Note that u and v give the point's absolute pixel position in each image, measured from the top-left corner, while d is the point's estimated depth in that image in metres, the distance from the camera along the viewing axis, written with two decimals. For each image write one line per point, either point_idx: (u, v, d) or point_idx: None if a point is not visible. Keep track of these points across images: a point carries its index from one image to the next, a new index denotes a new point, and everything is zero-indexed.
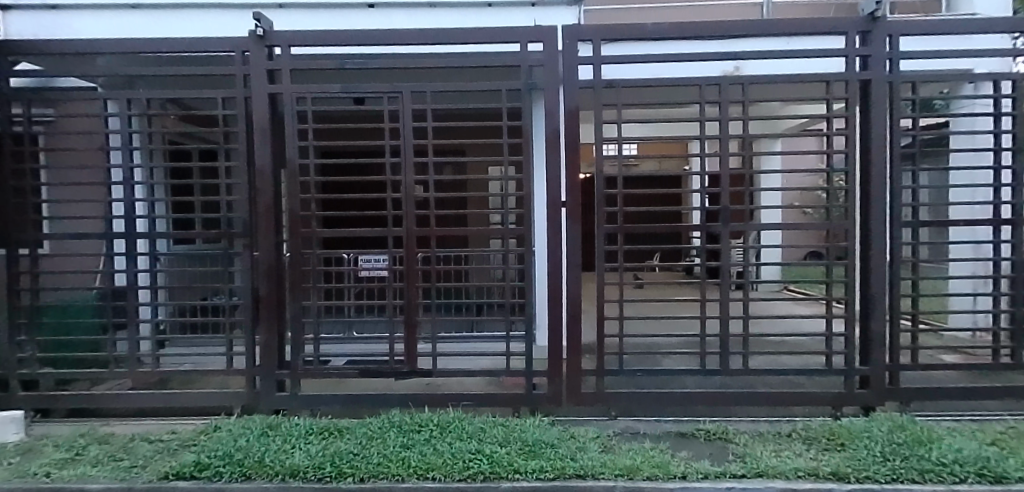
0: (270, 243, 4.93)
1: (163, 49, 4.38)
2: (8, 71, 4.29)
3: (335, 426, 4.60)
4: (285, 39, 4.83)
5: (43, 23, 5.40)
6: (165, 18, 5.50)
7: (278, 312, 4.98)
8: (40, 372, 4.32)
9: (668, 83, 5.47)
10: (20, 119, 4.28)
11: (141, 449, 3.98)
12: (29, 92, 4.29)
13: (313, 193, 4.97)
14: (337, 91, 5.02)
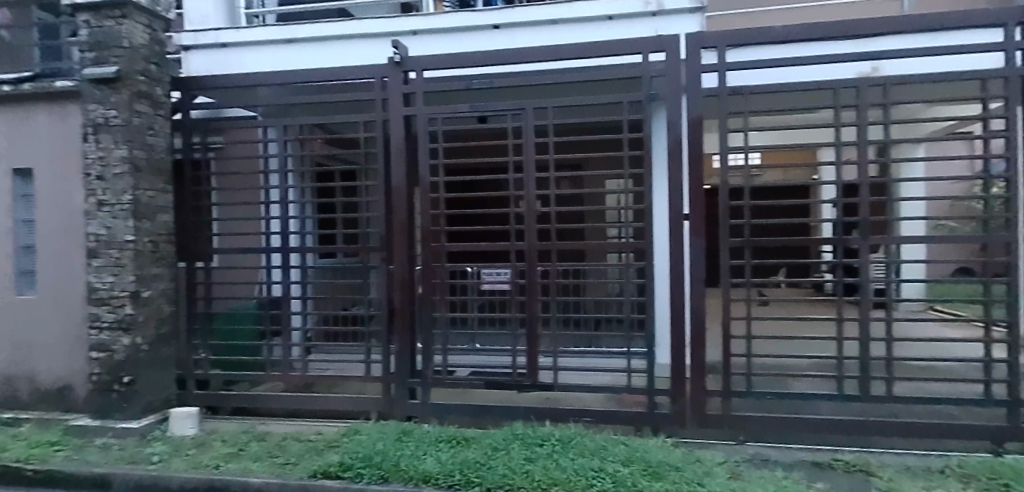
0: (404, 256, 5.22)
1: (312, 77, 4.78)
2: (191, 103, 4.85)
3: (461, 435, 4.73)
4: (420, 64, 5.12)
5: (217, 60, 5.96)
6: (311, 50, 5.93)
7: (409, 322, 5.23)
8: (211, 373, 4.79)
9: (797, 88, 5.16)
10: (199, 147, 4.87)
11: (290, 447, 4.30)
12: (205, 122, 4.84)
13: (442, 209, 5.18)
14: (464, 111, 5.22)
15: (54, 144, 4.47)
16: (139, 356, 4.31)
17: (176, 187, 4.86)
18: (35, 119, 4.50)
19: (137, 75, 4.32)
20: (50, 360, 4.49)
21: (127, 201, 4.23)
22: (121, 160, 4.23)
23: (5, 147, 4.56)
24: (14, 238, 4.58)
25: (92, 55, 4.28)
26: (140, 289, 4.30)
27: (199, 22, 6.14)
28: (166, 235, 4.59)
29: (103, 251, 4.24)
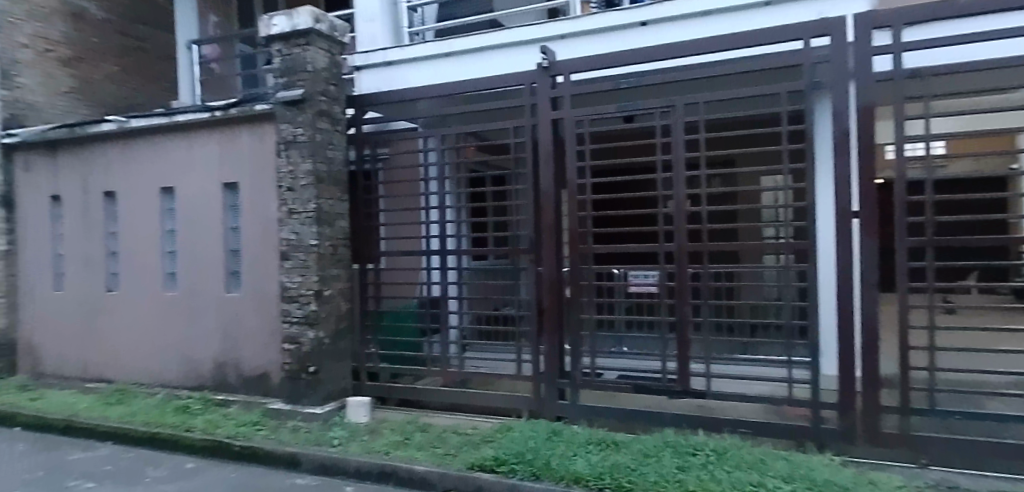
0: (553, 259, 5.30)
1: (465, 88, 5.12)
2: (362, 118, 5.36)
3: (611, 439, 4.71)
4: (568, 67, 5.16)
5: (382, 79, 6.42)
6: (465, 61, 6.19)
7: (559, 324, 5.30)
8: (380, 366, 5.23)
9: (993, 65, 4.47)
10: (370, 159, 5.34)
11: (450, 439, 4.53)
12: (373, 135, 5.33)
13: (590, 210, 5.16)
14: (612, 111, 5.15)
15: (255, 160, 5.11)
16: (322, 348, 4.83)
17: (351, 196, 5.40)
18: (241, 138, 5.17)
19: (319, 95, 4.86)
20: (252, 351, 5.12)
21: (311, 209, 4.80)
22: (307, 173, 4.81)
23: (218, 164, 5.28)
24: (224, 242, 5.28)
25: (283, 80, 4.91)
26: (322, 288, 4.84)
27: (369, 42, 6.59)
28: (342, 239, 5.09)
29: (293, 254, 4.84)
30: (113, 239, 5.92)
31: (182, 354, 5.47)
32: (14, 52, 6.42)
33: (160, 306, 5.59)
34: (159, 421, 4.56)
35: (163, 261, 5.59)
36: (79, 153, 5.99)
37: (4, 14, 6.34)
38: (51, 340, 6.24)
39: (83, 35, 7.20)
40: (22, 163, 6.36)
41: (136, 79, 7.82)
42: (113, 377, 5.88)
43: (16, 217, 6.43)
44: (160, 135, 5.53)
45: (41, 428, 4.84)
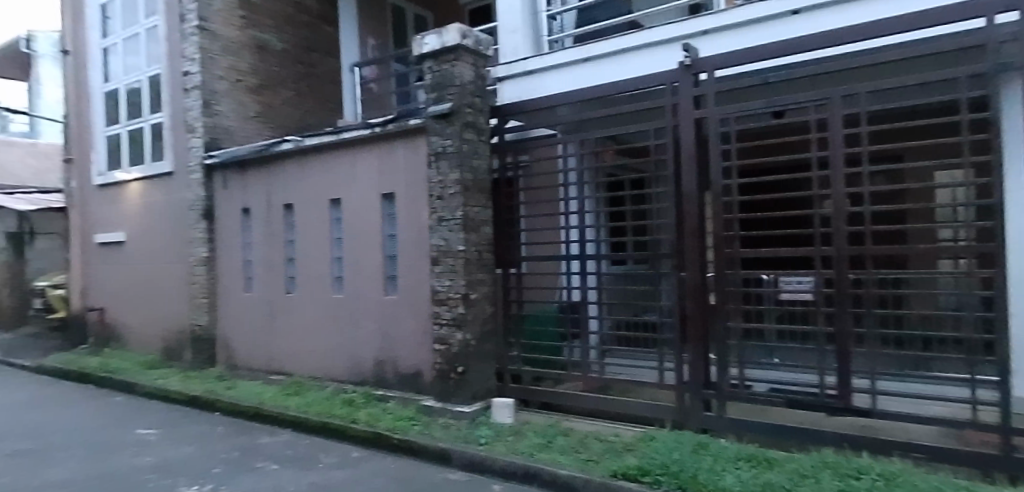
0: (697, 264, 5.11)
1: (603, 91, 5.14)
2: (504, 127, 5.59)
3: (763, 456, 4.41)
4: (712, 63, 4.95)
5: (524, 89, 6.55)
6: (605, 66, 6.16)
7: (704, 332, 5.08)
8: (522, 369, 5.40)
9: None
10: (512, 166, 5.53)
11: (593, 446, 4.48)
12: (515, 143, 5.51)
13: (737, 212, 4.89)
14: (760, 107, 4.82)
15: (411, 172, 5.49)
16: (469, 349, 5.10)
17: (494, 203, 5.63)
18: (398, 152, 5.58)
19: (465, 108, 5.15)
20: (409, 350, 5.49)
21: (458, 216, 5.09)
22: (454, 183, 5.10)
23: (379, 176, 5.72)
24: (383, 249, 5.71)
25: (434, 95, 5.26)
26: (469, 292, 5.11)
27: (511, 53, 6.78)
28: (487, 245, 5.32)
29: (442, 259, 5.18)
30: (291, 246, 6.60)
31: (348, 351, 5.98)
32: (212, 84, 7.41)
33: (329, 307, 6.16)
34: (330, 412, 5.03)
35: (332, 266, 6.15)
36: (263, 170, 6.77)
37: (205, 51, 7.34)
38: (241, 337, 7.08)
39: (266, 64, 7.99)
40: (220, 181, 7.26)
41: (309, 102, 8.53)
42: (291, 370, 6.55)
43: (215, 228, 7.36)
44: (329, 152, 6.09)
45: (235, 414, 5.52)
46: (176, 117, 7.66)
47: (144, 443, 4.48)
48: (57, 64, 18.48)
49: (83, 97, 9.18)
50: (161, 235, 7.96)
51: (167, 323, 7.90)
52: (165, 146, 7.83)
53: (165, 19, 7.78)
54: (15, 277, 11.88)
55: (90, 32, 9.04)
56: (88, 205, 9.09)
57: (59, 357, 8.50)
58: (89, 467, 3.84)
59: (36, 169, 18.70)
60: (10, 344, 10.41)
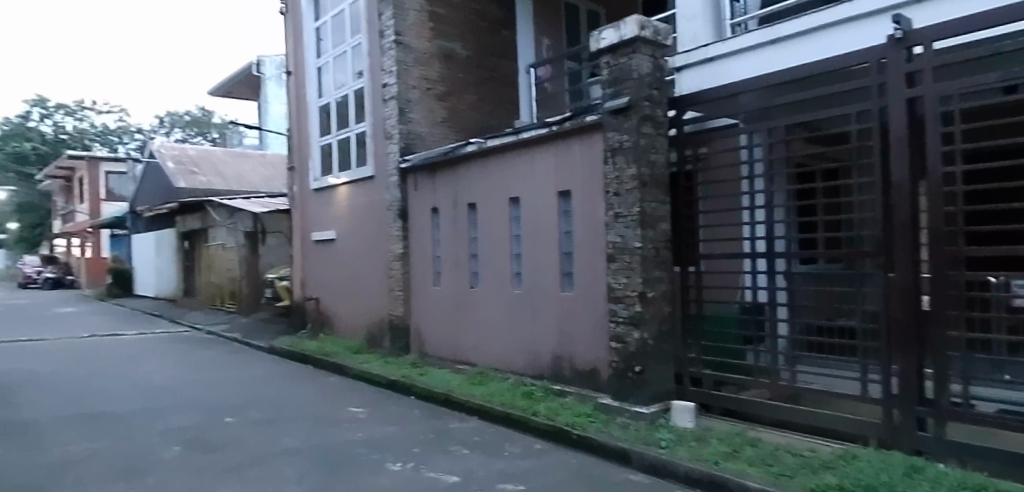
0: (908, 264, 4.42)
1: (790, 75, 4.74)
2: (682, 119, 5.38)
3: (994, 487, 3.55)
4: (930, 35, 4.24)
5: (704, 77, 6.23)
6: (794, 47, 5.57)
7: (918, 342, 4.38)
8: (703, 372, 5.18)
9: None
10: (690, 159, 5.31)
11: (785, 459, 4.10)
12: (695, 136, 5.27)
13: (961, 205, 4.10)
14: (988, 81, 3.94)
15: (587, 169, 5.52)
16: (647, 349, 4.99)
17: (672, 198, 5.46)
18: (574, 150, 5.65)
19: (643, 101, 5.02)
20: (587, 347, 5.54)
21: (635, 212, 4.99)
22: (631, 178, 5.02)
23: (556, 174, 5.82)
24: (560, 246, 5.83)
25: (611, 90, 5.22)
26: (646, 290, 5.00)
27: (690, 41, 6.51)
28: (665, 242, 5.17)
29: (619, 256, 5.14)
30: (474, 243, 6.98)
31: (527, 346, 6.20)
32: (406, 93, 8.06)
33: (509, 301, 6.43)
34: (512, 404, 5.24)
35: (511, 262, 6.41)
36: (450, 171, 7.23)
37: (400, 64, 8.04)
38: (430, 327, 7.65)
39: (452, 71, 8.49)
40: (412, 183, 7.89)
41: (489, 106, 8.79)
42: (475, 360, 6.94)
43: (408, 227, 8.02)
44: (509, 152, 6.34)
45: (427, 399, 5.96)
46: (376, 125, 8.48)
47: (354, 420, 5.02)
48: (279, 84, 21.33)
49: (302, 112, 10.52)
50: (363, 231, 8.88)
51: (368, 313, 8.80)
52: (367, 153, 8.69)
53: (367, 36, 8.64)
54: (252, 269, 14.00)
55: (306, 54, 10.31)
56: (306, 207, 10.41)
57: (286, 339, 9.86)
58: (313, 437, 4.39)
59: (265, 176, 21.79)
60: (249, 326, 12.30)
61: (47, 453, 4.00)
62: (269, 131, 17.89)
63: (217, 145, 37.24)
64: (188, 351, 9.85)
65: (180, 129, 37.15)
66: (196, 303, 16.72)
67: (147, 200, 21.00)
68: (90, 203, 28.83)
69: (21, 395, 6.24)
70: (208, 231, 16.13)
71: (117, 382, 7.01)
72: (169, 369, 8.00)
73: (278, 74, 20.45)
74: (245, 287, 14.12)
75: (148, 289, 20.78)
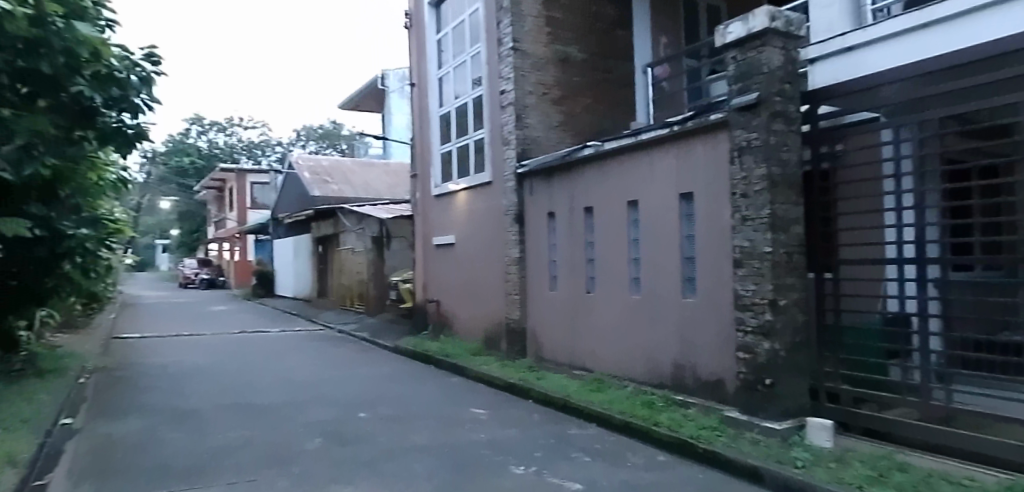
0: None
1: (942, 64, 4.28)
2: (817, 114, 5.02)
3: None
4: None
5: (842, 68, 5.23)
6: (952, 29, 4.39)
7: None
8: (841, 388, 4.71)
9: None
10: (826, 157, 4.93)
11: (943, 486, 3.41)
12: (832, 132, 4.89)
13: None
14: None
15: (711, 170, 5.30)
16: (779, 361, 4.67)
17: (806, 198, 5.08)
18: (697, 151, 5.45)
19: (774, 96, 4.73)
20: (711, 357, 5.31)
21: (765, 215, 4.70)
22: (760, 179, 4.74)
23: (678, 176, 5.66)
24: (682, 250, 5.67)
25: (737, 87, 4.97)
26: (777, 298, 4.68)
27: (825, 29, 6.02)
28: (799, 246, 4.81)
29: (747, 261, 4.87)
30: (591, 248, 6.95)
31: (647, 353, 6.07)
32: (523, 99, 8.16)
33: (627, 307, 6.33)
34: (632, 412, 5.12)
35: (629, 267, 6.33)
36: (566, 175, 7.23)
37: (518, 70, 8.16)
38: (546, 331, 7.68)
39: (568, 75, 8.50)
40: (529, 188, 7.97)
41: (605, 108, 8.73)
42: (592, 366, 6.87)
43: (525, 231, 8.10)
44: (628, 155, 6.26)
45: (545, 403, 5.98)
46: (494, 132, 8.66)
47: (476, 421, 5.11)
48: (401, 96, 22.48)
49: (424, 122, 10.98)
50: (480, 236, 9.12)
51: (485, 316, 8.99)
52: (485, 159, 8.89)
53: (485, 45, 8.84)
54: (378, 272, 14.80)
55: (429, 65, 10.75)
56: (427, 213, 10.86)
57: (410, 340, 10.31)
58: (439, 436, 4.53)
59: (389, 183, 22.99)
60: (376, 326, 13.02)
61: (212, 437, 4.43)
62: (392, 141, 18.90)
63: (345, 155, 39.80)
64: (324, 349, 10.58)
65: (313, 142, 40.16)
66: (329, 303, 17.96)
67: (287, 208, 22.87)
68: (238, 211, 31.87)
69: (188, 384, 6.99)
70: (340, 236, 17.27)
71: (264, 375, 7.67)
72: (307, 365, 8.63)
73: (401, 86, 21.49)
74: (372, 289, 14.95)
75: (286, 290, 22.60)
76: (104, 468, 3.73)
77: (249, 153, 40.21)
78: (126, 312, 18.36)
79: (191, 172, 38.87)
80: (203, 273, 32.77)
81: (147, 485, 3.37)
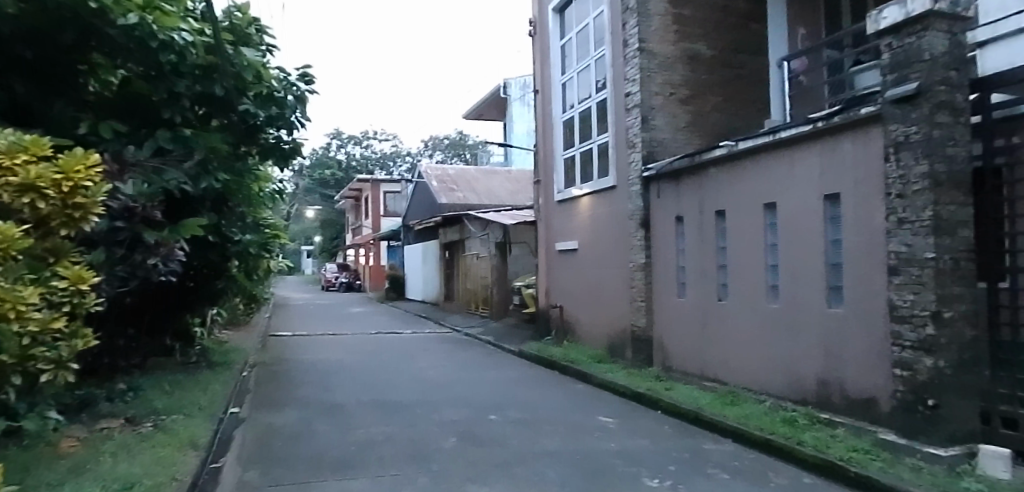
0: None
1: None
2: (987, 105, 4.44)
3: None
4: None
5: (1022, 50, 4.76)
6: None
7: None
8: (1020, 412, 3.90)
9: None
10: (1001, 151, 4.33)
11: None
12: (1010, 123, 4.32)
13: None
14: None
15: (861, 169, 4.88)
16: (943, 380, 4.15)
17: (977, 199, 4.49)
18: (844, 148, 5.04)
19: (938, 85, 4.25)
20: (860, 372, 4.88)
21: (927, 217, 4.22)
22: (921, 177, 4.28)
23: (822, 176, 5.27)
24: (826, 257, 5.28)
25: (893, 77, 4.54)
26: (942, 309, 4.18)
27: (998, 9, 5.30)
28: (967, 251, 4.25)
29: (904, 269, 4.41)
30: (723, 253, 6.66)
31: (786, 366, 5.70)
32: (650, 100, 7.98)
33: (764, 315, 5.99)
34: (772, 430, 4.79)
35: (766, 274, 6.00)
36: (696, 177, 7.00)
37: (644, 71, 7.98)
38: (674, 340, 7.44)
39: (696, 73, 8.23)
40: (655, 191, 7.79)
41: (735, 106, 8.40)
42: (724, 378, 6.55)
43: (650, 236, 7.92)
44: (766, 155, 5.94)
45: (675, 415, 5.78)
46: (619, 135, 8.54)
47: (605, 430, 5.02)
48: (524, 103, 22.92)
49: (547, 128, 11.08)
50: (604, 241, 9.04)
51: (609, 323, 8.88)
52: (609, 163, 8.79)
53: (610, 47, 8.76)
54: (501, 278, 15.14)
55: (552, 71, 10.83)
56: (550, 219, 10.93)
57: (534, 345, 10.41)
58: (569, 443, 4.50)
59: (512, 189, 23.45)
60: (499, 330, 13.28)
61: (356, 432, 4.71)
62: (515, 147, 19.29)
63: (469, 163, 41.19)
64: (453, 351, 10.96)
65: (440, 151, 41.92)
66: (455, 307, 18.60)
67: (416, 215, 24.04)
68: (373, 219, 34.00)
69: (334, 380, 7.52)
70: (465, 241, 17.85)
71: (400, 374, 8.08)
72: (438, 366, 8.97)
73: (522, 94, 22.28)
74: (495, 294, 15.30)
75: (416, 293, 23.74)
76: (267, 455, 4.10)
77: (382, 164, 42.81)
78: (279, 312, 20.13)
79: (331, 183, 42.02)
80: (342, 276, 35.22)
81: (304, 473, 3.65)
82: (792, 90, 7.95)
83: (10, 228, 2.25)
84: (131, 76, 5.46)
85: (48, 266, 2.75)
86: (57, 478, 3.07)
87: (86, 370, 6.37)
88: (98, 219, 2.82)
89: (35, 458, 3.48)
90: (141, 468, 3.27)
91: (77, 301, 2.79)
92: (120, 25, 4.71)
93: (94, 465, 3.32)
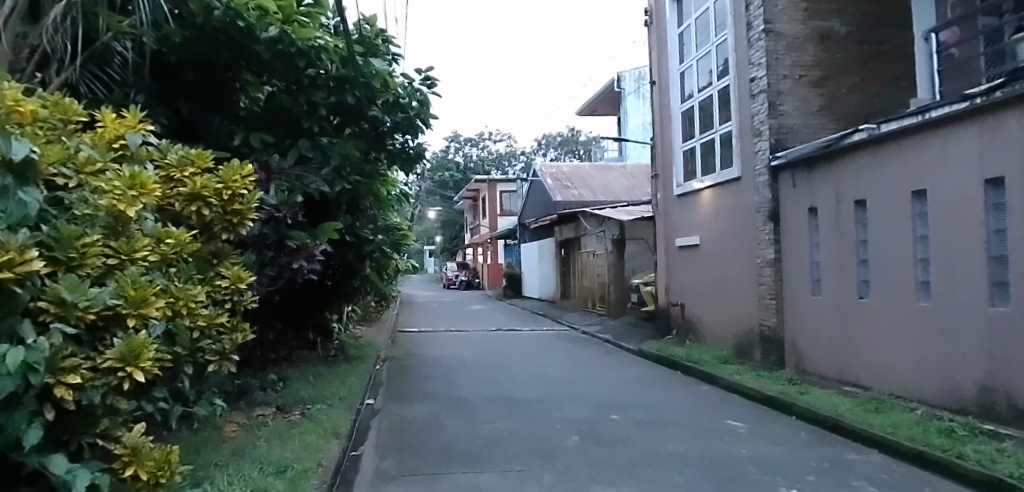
0: None
1: None
2: None
3: None
4: None
5: None
6: None
7: None
8: None
9: None
10: None
11: None
12: None
13: None
14: None
15: None
16: None
17: None
18: (1008, 126, 4.44)
19: None
20: None
21: None
22: None
23: (982, 159, 4.68)
24: (987, 249, 4.68)
25: None
26: None
27: None
28: None
29: None
30: (864, 246, 6.13)
31: (940, 371, 5.13)
32: (778, 84, 7.51)
33: (913, 315, 5.43)
34: (926, 441, 4.31)
35: (915, 269, 5.43)
36: (831, 165, 6.49)
37: (771, 54, 7.51)
38: (809, 341, 6.95)
39: (830, 53, 7.64)
40: (785, 182, 7.32)
41: (875, 85, 7.72)
42: (868, 383, 6.02)
43: (781, 230, 7.44)
44: (914, 138, 5.38)
45: (812, 420, 5.39)
46: (743, 123, 8.10)
47: (736, 434, 4.78)
48: (638, 96, 22.54)
49: (666, 120, 10.74)
50: (728, 236, 8.62)
51: (735, 322, 8.47)
52: (733, 154, 8.36)
53: (732, 31, 8.33)
54: (618, 275, 14.90)
55: (670, 61, 10.49)
56: (669, 214, 10.60)
57: (654, 344, 10.16)
58: (697, 446, 4.34)
59: (628, 183, 22.97)
60: (618, 328, 13.09)
61: (482, 426, 4.84)
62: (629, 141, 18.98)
63: (583, 160, 41.15)
64: (572, 349, 10.94)
65: (553, 149, 42.09)
66: (572, 305, 18.55)
67: (532, 213, 24.31)
68: (490, 218, 34.82)
69: (459, 375, 7.77)
70: (582, 238, 17.77)
71: (522, 371, 8.18)
72: (558, 364, 8.99)
73: (636, 86, 22.00)
74: (613, 292, 15.08)
75: (533, 291, 23.98)
76: (399, 445, 4.30)
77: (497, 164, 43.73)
78: (406, 310, 21.15)
79: (450, 185, 43.56)
80: (462, 275, 36.30)
81: (432, 464, 3.79)
82: (945, 63, 7.16)
83: (183, 233, 2.55)
84: (276, 91, 6.06)
85: (213, 267, 3.05)
86: (223, 459, 3.41)
87: (244, 361, 7.02)
88: (252, 223, 3.06)
89: (204, 440, 3.88)
90: (291, 454, 3.55)
91: (237, 298, 3.08)
92: (264, 38, 5.31)
93: (252, 449, 3.65)
